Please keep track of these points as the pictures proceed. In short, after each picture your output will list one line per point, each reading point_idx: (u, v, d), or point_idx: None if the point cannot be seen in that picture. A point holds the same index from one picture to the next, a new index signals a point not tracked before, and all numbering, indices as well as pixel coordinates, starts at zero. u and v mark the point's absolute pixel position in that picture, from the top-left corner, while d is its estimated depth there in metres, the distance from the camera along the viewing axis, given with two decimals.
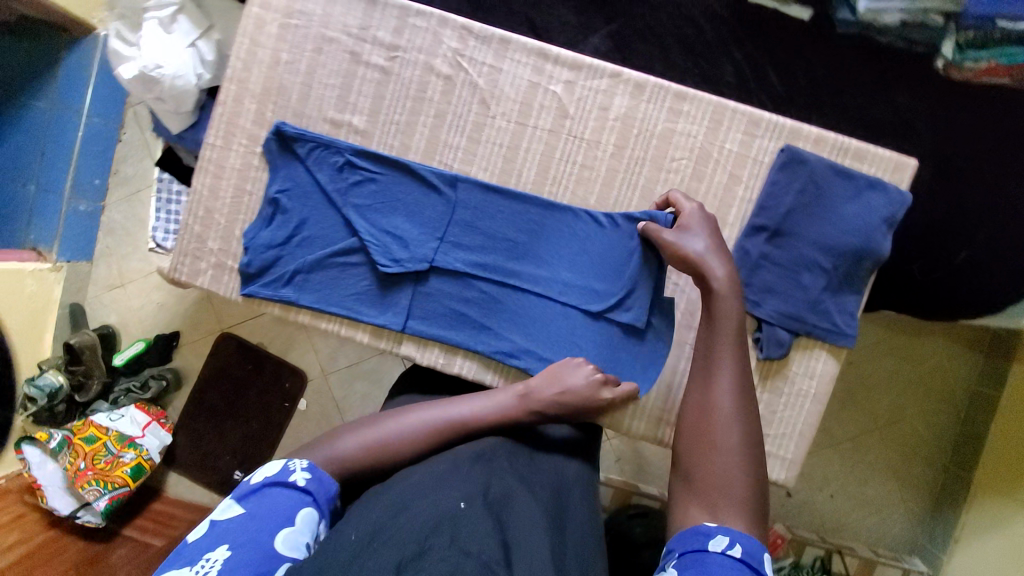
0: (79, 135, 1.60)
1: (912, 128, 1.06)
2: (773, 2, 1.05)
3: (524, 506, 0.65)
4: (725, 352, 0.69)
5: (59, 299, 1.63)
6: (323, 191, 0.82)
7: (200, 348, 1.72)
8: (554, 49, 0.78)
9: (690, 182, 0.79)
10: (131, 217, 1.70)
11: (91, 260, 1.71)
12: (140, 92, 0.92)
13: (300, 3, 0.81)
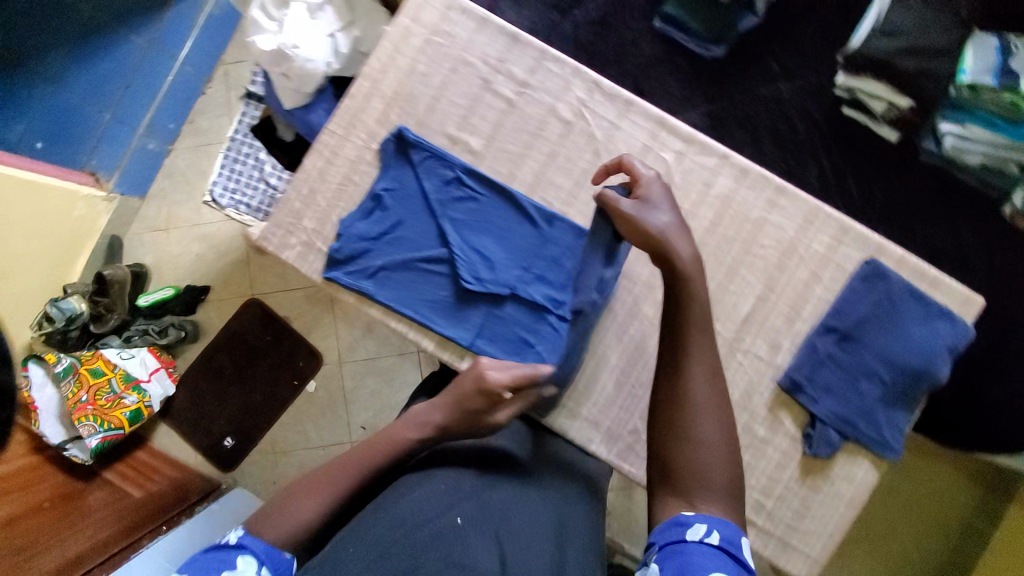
0: (168, 78, 1.64)
1: (968, 263, 1.12)
2: (864, 119, 1.13)
3: (514, 513, 0.70)
4: (694, 338, 0.68)
5: (102, 229, 1.63)
6: (426, 198, 0.85)
7: (226, 308, 1.70)
8: (673, 121, 0.83)
9: (774, 270, 0.82)
10: (195, 167, 1.72)
11: (143, 198, 1.72)
12: (270, 64, 0.97)
13: (448, 25, 0.87)
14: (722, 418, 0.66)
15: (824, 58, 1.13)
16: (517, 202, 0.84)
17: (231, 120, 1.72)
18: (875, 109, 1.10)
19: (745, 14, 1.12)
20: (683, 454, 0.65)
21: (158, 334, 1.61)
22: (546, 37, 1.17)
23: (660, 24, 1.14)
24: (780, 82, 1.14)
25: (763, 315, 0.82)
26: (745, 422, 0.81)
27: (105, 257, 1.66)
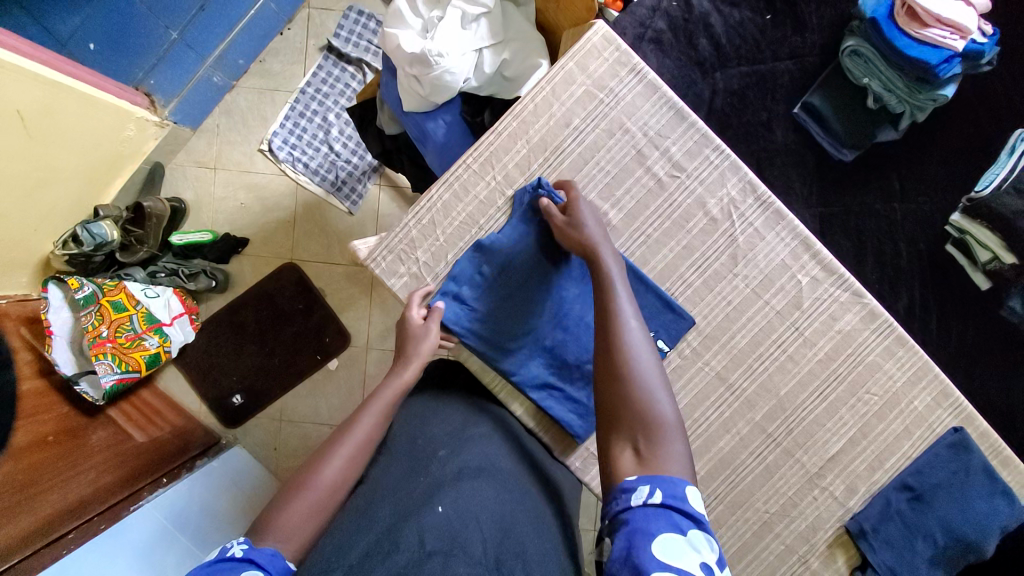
0: (250, 12, 1.49)
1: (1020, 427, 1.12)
2: (964, 261, 1.09)
3: (488, 493, 0.67)
4: (621, 300, 0.70)
5: (145, 155, 1.52)
6: (554, 263, 0.81)
7: (260, 266, 1.63)
8: (821, 246, 0.80)
9: (871, 418, 0.82)
10: (256, 110, 1.61)
11: (194, 129, 1.61)
12: (407, 65, 0.89)
13: (614, 82, 0.81)
14: (658, 372, 0.66)
15: (949, 191, 1.08)
16: (644, 290, 0.81)
17: (306, 70, 1.60)
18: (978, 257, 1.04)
19: (885, 127, 1.06)
20: (620, 411, 0.64)
21: (186, 279, 1.54)
22: (681, 93, 1.10)
23: (798, 111, 1.09)
24: (895, 202, 1.10)
25: (848, 459, 0.83)
26: (802, 554, 0.84)
27: (145, 183, 1.56)
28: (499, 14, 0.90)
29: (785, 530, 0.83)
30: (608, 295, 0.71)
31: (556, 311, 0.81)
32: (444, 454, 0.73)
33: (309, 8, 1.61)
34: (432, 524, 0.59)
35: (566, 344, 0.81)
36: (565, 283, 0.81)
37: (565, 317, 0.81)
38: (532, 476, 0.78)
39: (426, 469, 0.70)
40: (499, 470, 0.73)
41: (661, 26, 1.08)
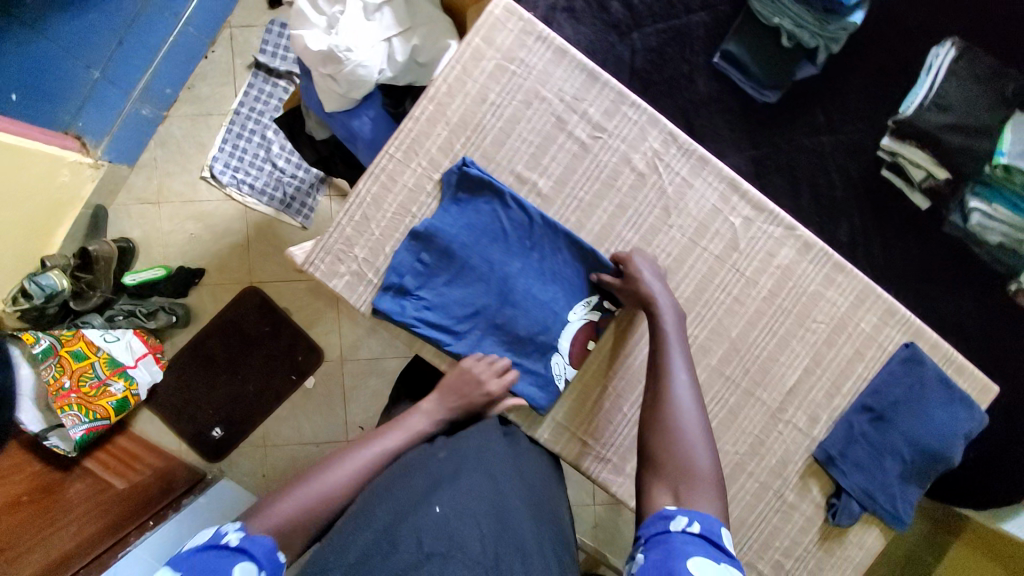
0: (169, 39, 1.46)
1: (968, 333, 1.16)
2: (900, 181, 1.12)
3: (481, 489, 0.67)
4: (678, 369, 0.75)
5: (84, 199, 1.48)
6: (493, 242, 0.81)
7: (220, 293, 1.60)
8: (747, 185, 0.82)
9: (821, 345, 0.84)
10: (192, 137, 1.58)
11: (131, 166, 1.58)
12: (317, 65, 0.87)
13: (523, 53, 0.81)
14: (703, 425, 0.72)
15: (874, 119, 1.11)
16: (583, 254, 0.82)
17: (237, 90, 1.57)
18: (913, 177, 1.10)
19: (804, 63, 1.08)
20: (668, 457, 0.70)
21: (146, 317, 1.50)
22: (601, 58, 1.10)
23: (719, 60, 1.10)
24: (823, 135, 1.13)
25: (807, 389, 0.84)
26: (777, 488, 0.85)
27: (88, 228, 1.51)
28: (401, 0, 0.90)
29: (757, 468, 0.85)
30: (664, 352, 0.76)
31: (502, 288, 0.80)
32: (433, 451, 0.73)
33: (231, 27, 1.58)
34: (429, 524, 0.60)
35: (516, 319, 0.80)
36: (505, 259, 0.81)
37: (512, 293, 0.80)
38: (526, 463, 0.79)
39: (415, 466, 0.70)
40: (492, 458, 0.74)
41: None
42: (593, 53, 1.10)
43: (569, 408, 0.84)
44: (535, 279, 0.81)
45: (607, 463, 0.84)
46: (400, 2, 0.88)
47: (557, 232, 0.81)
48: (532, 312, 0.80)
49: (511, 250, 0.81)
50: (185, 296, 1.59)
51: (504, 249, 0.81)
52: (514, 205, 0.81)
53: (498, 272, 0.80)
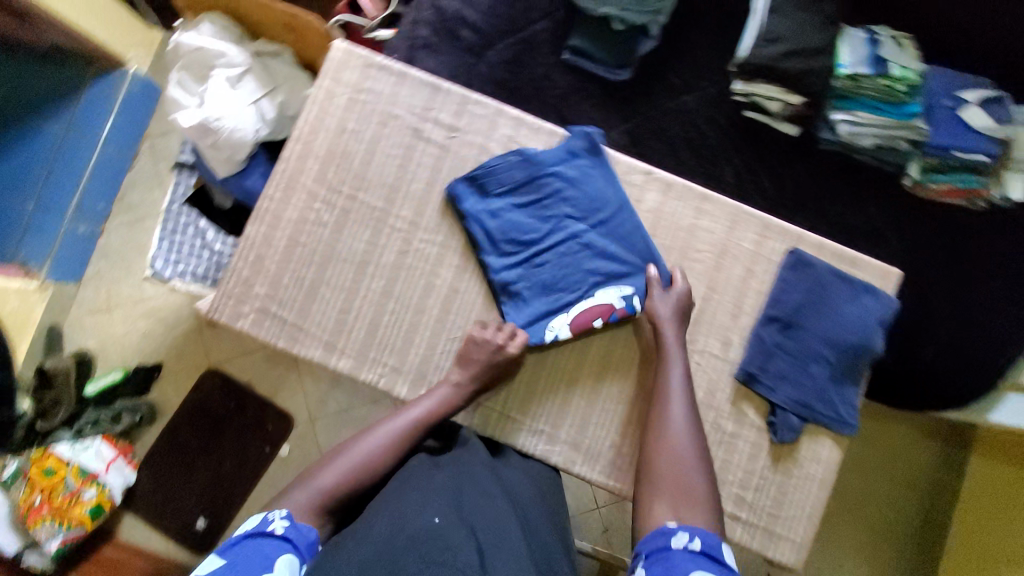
0: (93, 159, 1.56)
1: (883, 236, 1.21)
2: (767, 118, 1.21)
3: (491, 513, 0.66)
4: (684, 398, 0.79)
5: (39, 319, 1.53)
6: (565, 206, 0.86)
7: (182, 382, 1.59)
8: (596, 145, 0.90)
9: (711, 272, 0.89)
10: (131, 243, 1.64)
11: (79, 281, 1.62)
12: (197, 138, 0.97)
13: (370, 83, 0.90)
14: (694, 442, 0.76)
15: (719, 71, 1.22)
16: (635, 238, 0.86)
17: (165, 192, 1.65)
18: (771, 109, 1.18)
19: (642, 38, 1.19)
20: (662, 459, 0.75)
21: (112, 421, 1.50)
22: (466, 79, 1.21)
23: (570, 56, 1.21)
24: (684, 94, 1.22)
25: (710, 314, 0.88)
26: (714, 420, 0.85)
27: (44, 348, 1.55)
28: (260, 68, 1.02)
29: (688, 405, 0.86)
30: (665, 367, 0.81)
31: (529, 240, 0.85)
32: (437, 472, 0.73)
33: (154, 138, 1.68)
34: (431, 534, 0.60)
35: (542, 265, 0.85)
36: (566, 214, 0.86)
37: (540, 246, 0.85)
38: (511, 484, 0.77)
39: (421, 484, 0.70)
40: (489, 477, 0.75)
41: (424, 32, 1.21)
42: (456, 77, 1.22)
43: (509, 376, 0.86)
44: (577, 232, 0.86)
45: (543, 434, 0.87)
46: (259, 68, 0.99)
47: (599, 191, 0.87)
48: (555, 265, 0.85)
49: (568, 207, 0.86)
50: (148, 394, 1.58)
51: (571, 208, 0.86)
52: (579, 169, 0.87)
53: (535, 224, 0.86)
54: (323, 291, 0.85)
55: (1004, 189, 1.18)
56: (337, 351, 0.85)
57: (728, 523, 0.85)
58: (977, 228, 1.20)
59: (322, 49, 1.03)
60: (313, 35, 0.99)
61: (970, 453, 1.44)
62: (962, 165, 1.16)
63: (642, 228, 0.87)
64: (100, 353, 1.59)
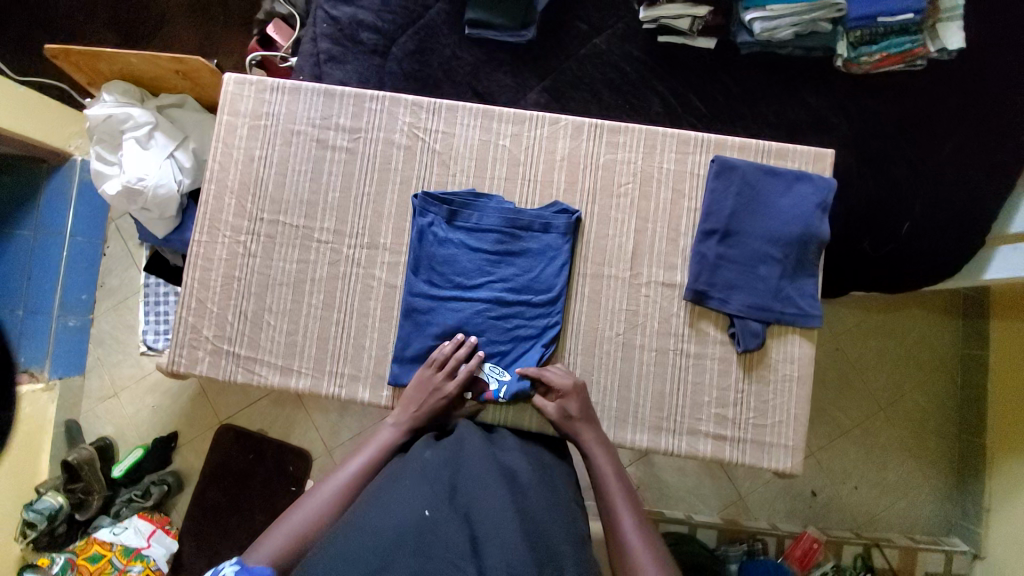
0: (64, 255, 1.44)
1: (830, 123, 1.09)
2: (681, 38, 1.11)
3: (489, 498, 0.63)
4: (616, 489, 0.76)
5: (53, 419, 1.42)
6: (511, 257, 0.86)
7: (201, 446, 1.49)
8: (496, 109, 0.90)
9: (639, 202, 0.89)
10: (120, 325, 1.52)
11: (84, 372, 1.51)
12: (126, 203, 1.02)
13: (267, 106, 0.91)
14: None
15: (619, 6, 1.14)
16: (558, 290, 0.86)
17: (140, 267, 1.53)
18: (682, 28, 1.08)
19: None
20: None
21: (141, 498, 1.41)
22: (377, 82, 1.13)
23: (471, 30, 1.12)
24: (594, 38, 1.14)
25: (648, 245, 0.88)
26: (675, 345, 0.86)
27: (67, 443, 1.45)
28: (167, 122, 1.07)
29: (646, 338, 0.87)
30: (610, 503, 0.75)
31: (458, 281, 0.86)
32: (429, 458, 0.71)
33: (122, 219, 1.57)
34: (422, 526, 0.58)
35: (463, 309, 0.85)
36: (509, 268, 0.86)
37: (468, 294, 0.85)
38: (513, 460, 0.74)
39: (414, 472, 0.68)
40: (486, 450, 0.72)
41: (326, 45, 1.12)
42: (369, 83, 1.13)
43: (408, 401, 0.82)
44: (498, 293, 0.85)
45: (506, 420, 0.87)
46: (165, 123, 1.06)
47: (540, 272, 0.86)
48: (465, 316, 0.84)
49: (514, 264, 0.86)
50: (172, 463, 1.49)
51: (518, 267, 0.86)
52: (543, 238, 0.87)
53: (470, 269, 0.86)
54: (267, 318, 0.89)
55: (941, 43, 1.03)
56: (295, 372, 0.88)
57: (714, 444, 0.85)
58: (954, 78, 1.07)
59: (216, 85, 1.09)
60: (205, 74, 1.05)
61: (989, 318, 1.35)
62: (889, 30, 1.02)
63: (564, 265, 0.86)
64: (118, 436, 1.49)
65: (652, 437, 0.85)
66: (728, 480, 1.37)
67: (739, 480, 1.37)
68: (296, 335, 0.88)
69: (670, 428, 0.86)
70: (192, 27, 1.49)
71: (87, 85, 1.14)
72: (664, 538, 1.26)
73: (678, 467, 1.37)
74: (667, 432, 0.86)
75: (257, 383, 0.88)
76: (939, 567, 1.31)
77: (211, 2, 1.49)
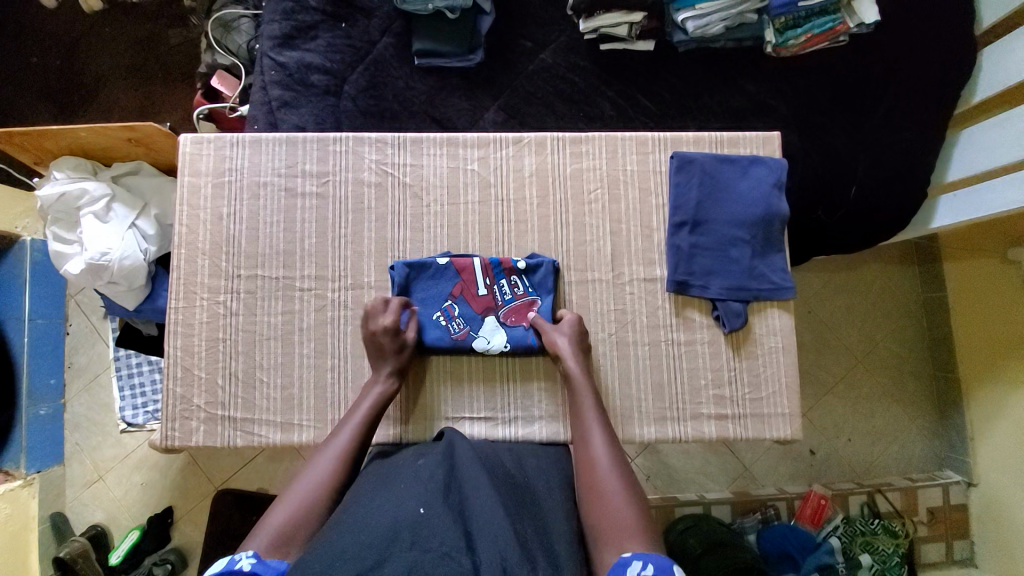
0: (24, 341, 1.35)
1: (771, 106, 1.16)
2: (620, 44, 1.15)
3: (482, 492, 0.63)
4: (588, 413, 0.79)
5: (37, 517, 1.34)
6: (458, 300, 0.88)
7: (200, 517, 1.41)
8: (460, 136, 0.92)
9: (610, 206, 0.93)
10: (95, 405, 1.44)
11: (63, 461, 1.42)
12: (91, 280, 0.99)
13: (228, 161, 0.91)
14: (623, 476, 0.72)
15: (560, 18, 1.18)
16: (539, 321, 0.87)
17: (108, 341, 1.46)
18: (621, 34, 1.12)
19: (479, 17, 1.13)
20: (583, 485, 0.73)
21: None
22: (334, 122, 1.13)
23: (420, 60, 1.14)
24: (540, 53, 1.17)
25: (625, 245, 0.92)
26: (666, 336, 0.90)
27: (56, 538, 1.36)
28: (124, 192, 1.05)
29: (638, 333, 0.90)
30: (578, 396, 0.81)
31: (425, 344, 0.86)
32: (421, 464, 0.71)
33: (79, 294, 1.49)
34: (414, 525, 0.58)
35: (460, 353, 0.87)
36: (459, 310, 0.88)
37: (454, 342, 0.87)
38: (510, 468, 0.75)
39: (407, 478, 0.68)
40: (479, 455, 0.73)
41: (277, 92, 1.12)
42: (326, 124, 1.13)
43: (420, 417, 0.88)
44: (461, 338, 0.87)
45: (516, 421, 0.89)
46: (123, 194, 1.03)
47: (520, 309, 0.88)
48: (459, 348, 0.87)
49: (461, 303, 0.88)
50: (172, 539, 1.40)
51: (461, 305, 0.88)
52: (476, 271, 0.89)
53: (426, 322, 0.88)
54: (260, 375, 0.87)
55: (858, 17, 1.10)
56: (296, 427, 0.86)
57: (717, 425, 0.88)
58: (873, 50, 1.16)
59: (173, 148, 1.07)
60: (159, 139, 1.03)
61: (941, 260, 1.44)
62: (809, 13, 1.10)
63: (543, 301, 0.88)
64: (111, 521, 1.41)
65: (658, 427, 0.88)
66: (731, 454, 1.41)
67: (743, 452, 1.42)
68: (293, 386, 0.87)
69: (674, 417, 0.89)
70: (132, 90, 1.45)
71: (33, 164, 1.11)
72: (679, 522, 1.27)
73: (683, 451, 1.40)
74: (671, 420, 0.88)
75: (258, 443, 0.86)
76: (938, 501, 1.38)
77: (148, 63, 1.46)
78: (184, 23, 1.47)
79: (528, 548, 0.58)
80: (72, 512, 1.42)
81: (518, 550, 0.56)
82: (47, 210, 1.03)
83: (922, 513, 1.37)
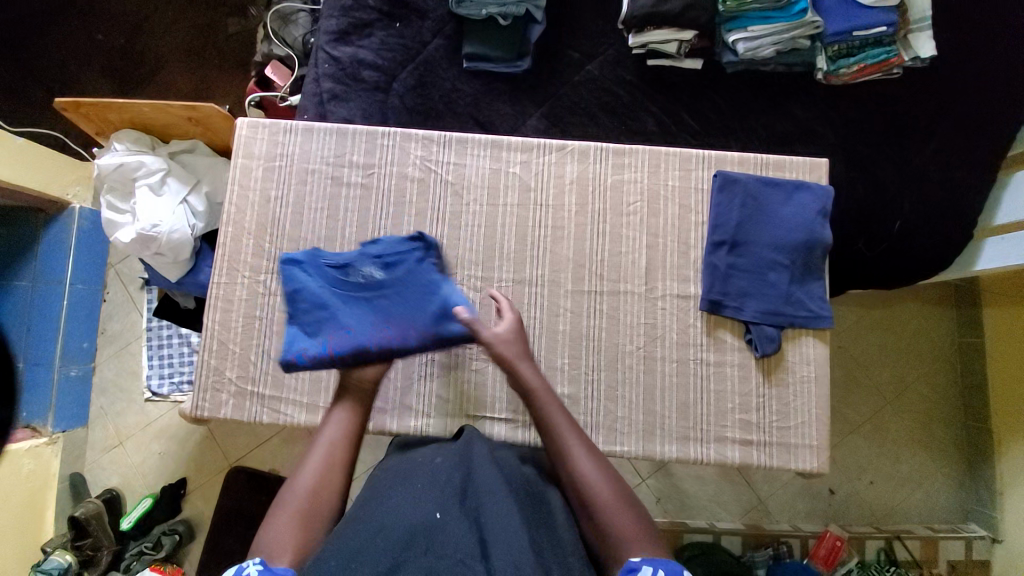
0: (64, 304, 1.41)
1: (817, 133, 1.15)
2: (668, 61, 1.16)
3: (496, 499, 0.63)
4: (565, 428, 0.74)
5: (58, 475, 1.38)
6: (428, 288, 0.84)
7: (212, 491, 1.44)
8: (505, 140, 0.94)
9: (648, 219, 0.93)
10: (123, 371, 1.49)
11: (87, 423, 1.47)
12: (140, 249, 1.03)
13: (280, 147, 0.94)
14: (611, 479, 0.70)
15: (610, 32, 1.19)
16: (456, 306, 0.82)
17: (142, 311, 1.50)
18: (670, 51, 1.12)
19: (531, 25, 1.15)
20: (583, 507, 0.69)
21: (152, 550, 1.34)
22: (381, 117, 1.16)
23: (469, 63, 1.16)
24: (587, 64, 1.19)
25: (660, 259, 0.91)
26: (695, 354, 0.89)
27: (72, 498, 1.40)
28: (178, 167, 1.09)
29: (667, 349, 0.89)
30: (546, 414, 0.76)
31: (379, 338, 0.80)
32: (440, 463, 0.72)
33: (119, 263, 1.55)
34: (430, 528, 0.59)
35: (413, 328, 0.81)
36: (422, 298, 0.83)
37: (403, 318, 0.82)
38: (528, 474, 0.74)
39: (424, 479, 0.68)
40: (496, 459, 0.74)
41: (329, 84, 1.15)
42: (373, 119, 1.16)
43: (440, 410, 0.89)
44: (427, 331, 0.81)
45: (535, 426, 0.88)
46: (177, 170, 1.07)
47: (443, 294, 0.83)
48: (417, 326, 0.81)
49: (426, 289, 0.84)
50: (182, 511, 1.43)
51: (425, 291, 0.84)
52: (447, 259, 0.87)
53: (387, 312, 0.83)
54: None
55: (914, 51, 1.08)
56: (321, 409, 0.88)
57: (741, 450, 0.87)
58: (928, 83, 1.13)
59: (228, 131, 1.11)
60: (217, 120, 1.08)
61: (982, 305, 1.40)
62: (863, 43, 1.08)
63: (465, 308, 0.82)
64: (126, 486, 1.44)
65: (680, 446, 0.87)
66: (745, 485, 1.38)
67: (758, 483, 1.38)
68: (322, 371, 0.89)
69: (697, 437, 0.87)
70: (190, 73, 1.51)
71: (94, 134, 1.16)
72: (687, 549, 1.25)
73: (697, 476, 1.37)
74: (694, 440, 0.87)
75: (283, 422, 0.88)
76: (960, 555, 1.32)
77: (206, 48, 1.52)
78: (244, 13, 1.53)
79: (543, 556, 0.58)
80: (90, 474, 1.46)
81: (535, 561, 0.56)
82: (104, 180, 1.07)
83: (942, 566, 1.32)
